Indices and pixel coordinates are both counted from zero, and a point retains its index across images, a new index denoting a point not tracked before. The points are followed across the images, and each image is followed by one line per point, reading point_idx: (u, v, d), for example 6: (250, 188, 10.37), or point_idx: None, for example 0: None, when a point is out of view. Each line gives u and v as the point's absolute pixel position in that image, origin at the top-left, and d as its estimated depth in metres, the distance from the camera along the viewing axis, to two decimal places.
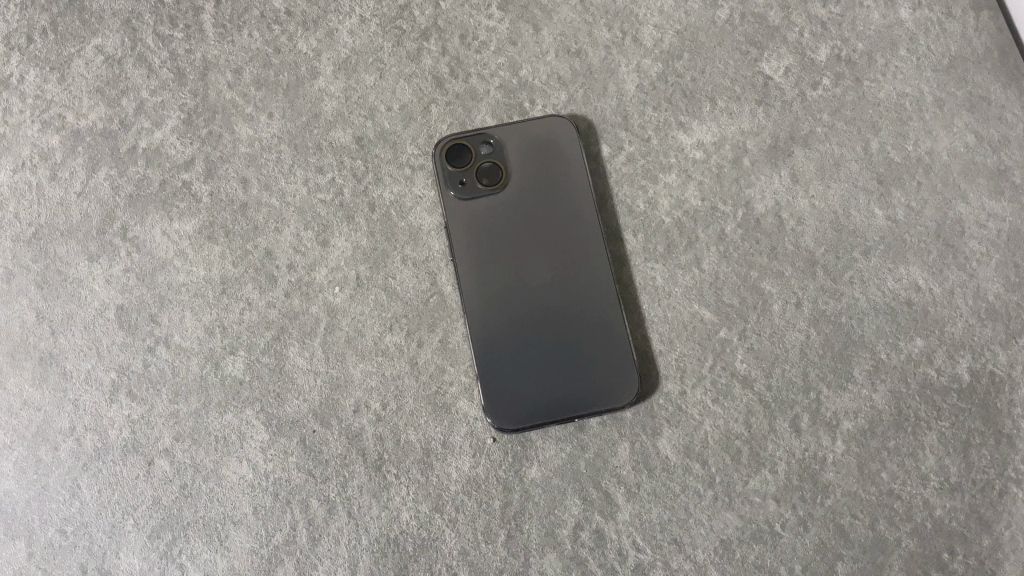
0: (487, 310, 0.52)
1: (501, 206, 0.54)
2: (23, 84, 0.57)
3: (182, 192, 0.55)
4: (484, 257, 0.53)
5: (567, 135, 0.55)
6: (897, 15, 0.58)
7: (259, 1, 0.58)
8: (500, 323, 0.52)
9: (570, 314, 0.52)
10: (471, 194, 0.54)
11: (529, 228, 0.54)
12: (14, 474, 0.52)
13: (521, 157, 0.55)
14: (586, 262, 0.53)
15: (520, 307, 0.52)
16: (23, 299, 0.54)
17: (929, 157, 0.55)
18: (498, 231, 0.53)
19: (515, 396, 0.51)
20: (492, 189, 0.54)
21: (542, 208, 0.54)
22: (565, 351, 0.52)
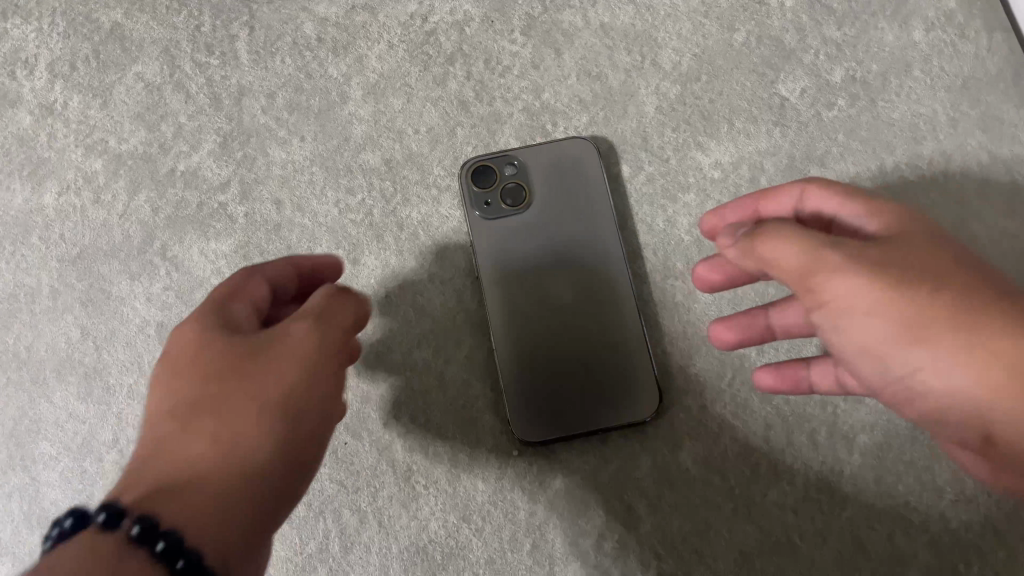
0: (512, 325, 0.54)
1: (525, 225, 0.56)
2: (68, 110, 0.60)
3: (219, 213, 0.57)
4: (508, 274, 0.55)
5: (588, 156, 0.57)
6: (910, 36, 0.59)
7: (292, 28, 0.61)
8: (525, 337, 0.54)
9: (592, 330, 0.54)
10: (496, 214, 0.56)
11: (552, 247, 0.56)
12: (59, 485, 0.54)
13: (544, 177, 0.57)
14: (607, 280, 0.55)
15: (544, 322, 0.54)
16: (68, 316, 0.56)
17: (943, 177, 0.57)
18: (522, 250, 0.56)
19: (539, 409, 0.53)
20: (517, 209, 0.56)
21: (564, 226, 0.56)
22: (585, 366, 0.54)
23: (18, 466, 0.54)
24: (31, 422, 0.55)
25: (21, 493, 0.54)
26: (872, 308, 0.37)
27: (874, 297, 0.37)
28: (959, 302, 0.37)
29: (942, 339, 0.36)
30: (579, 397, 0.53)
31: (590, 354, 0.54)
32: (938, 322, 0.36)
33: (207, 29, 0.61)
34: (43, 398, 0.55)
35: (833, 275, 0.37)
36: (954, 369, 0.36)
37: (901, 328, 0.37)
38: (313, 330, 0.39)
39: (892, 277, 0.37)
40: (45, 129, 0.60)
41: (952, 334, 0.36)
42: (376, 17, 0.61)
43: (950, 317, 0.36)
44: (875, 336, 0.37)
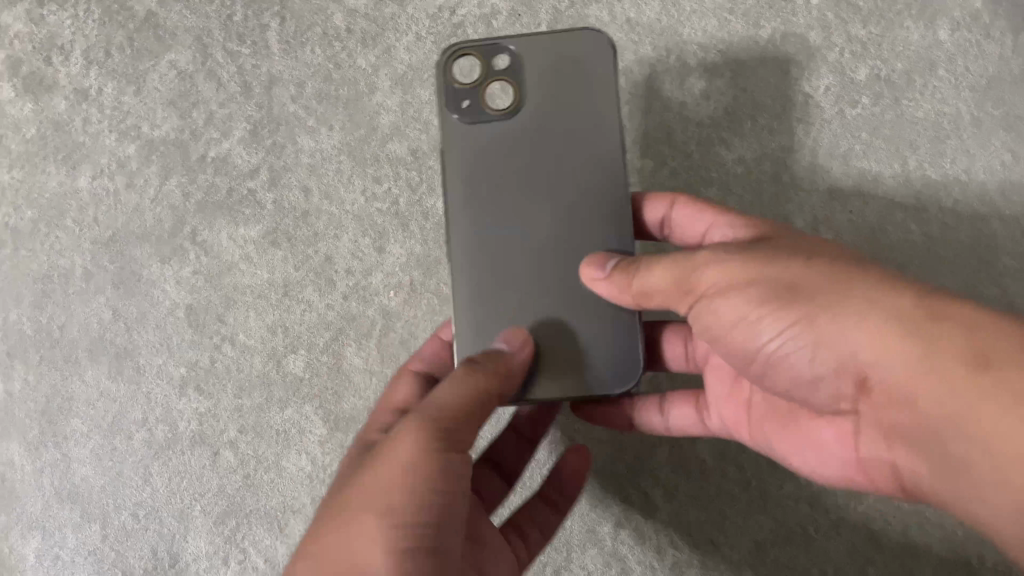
0: (481, 239, 0.46)
1: (515, 132, 0.47)
2: (102, 96, 0.61)
3: (248, 199, 0.59)
4: (482, 185, 0.47)
5: (603, 60, 0.47)
6: (935, 36, 0.59)
7: (322, 19, 0.62)
8: (486, 253, 0.46)
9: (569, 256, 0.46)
10: (479, 116, 0.47)
11: (531, 158, 0.47)
12: (90, 461, 0.55)
13: (539, 79, 0.47)
14: (590, 209, 0.46)
15: (514, 238, 0.46)
16: (100, 298, 0.57)
17: (965, 176, 0.57)
18: (511, 162, 0.46)
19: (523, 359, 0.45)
20: (508, 114, 0.47)
21: (558, 138, 0.46)
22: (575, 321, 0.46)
23: (50, 443, 0.55)
24: (63, 400, 0.56)
25: (53, 468, 0.55)
26: (777, 312, 0.38)
27: (779, 302, 0.38)
28: (874, 300, 0.36)
29: (856, 339, 0.36)
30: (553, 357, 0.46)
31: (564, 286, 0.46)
32: (849, 324, 0.36)
33: (239, 18, 0.62)
34: (75, 376, 0.56)
35: (735, 285, 0.39)
36: (872, 364, 0.36)
37: (810, 326, 0.37)
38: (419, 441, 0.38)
39: (800, 280, 0.38)
40: (80, 114, 0.61)
41: (861, 330, 0.36)
42: (405, 8, 0.62)
43: (860, 311, 0.36)
44: (780, 337, 0.38)
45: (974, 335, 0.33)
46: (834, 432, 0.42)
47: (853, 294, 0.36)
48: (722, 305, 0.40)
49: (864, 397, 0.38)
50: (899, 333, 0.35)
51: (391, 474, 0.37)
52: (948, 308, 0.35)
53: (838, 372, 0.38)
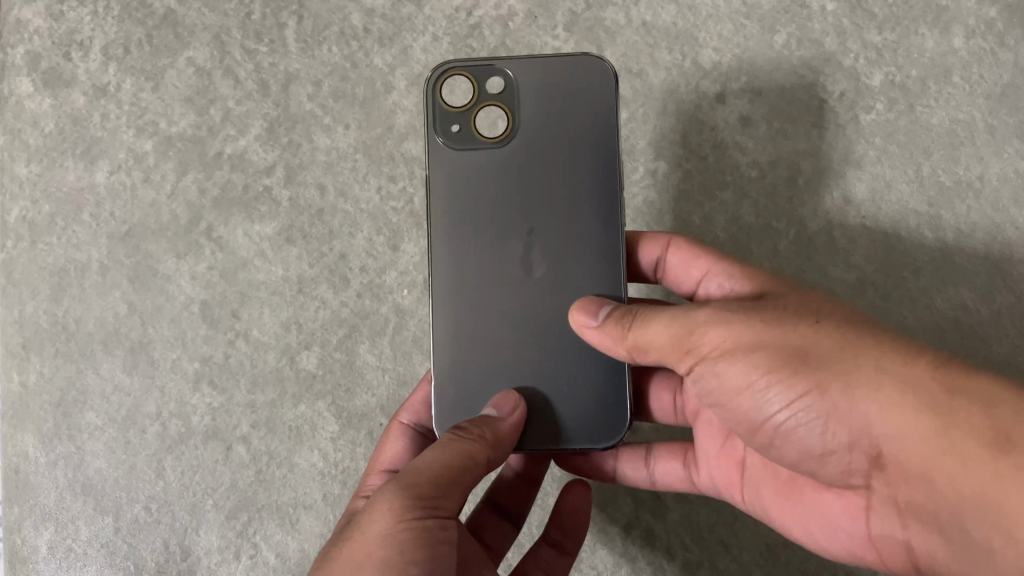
0: (457, 260, 0.46)
1: (501, 159, 0.46)
2: (121, 92, 0.62)
3: (264, 196, 0.59)
4: (458, 213, 0.46)
5: (601, 90, 0.46)
6: (950, 43, 0.59)
7: (339, 18, 0.62)
8: (462, 275, 0.46)
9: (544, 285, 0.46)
10: (466, 143, 0.46)
11: (514, 184, 0.46)
12: (104, 454, 0.55)
13: (529, 109, 0.46)
14: (573, 244, 0.45)
15: (483, 266, 0.46)
16: (116, 292, 0.58)
17: (979, 183, 0.57)
18: (496, 191, 0.46)
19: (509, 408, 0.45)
20: (491, 144, 0.46)
21: (546, 172, 0.46)
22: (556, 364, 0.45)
23: (65, 435, 0.56)
24: (77, 393, 0.56)
25: (66, 461, 0.55)
26: (791, 377, 0.37)
27: (792, 367, 0.37)
28: (889, 371, 0.35)
29: (874, 411, 0.35)
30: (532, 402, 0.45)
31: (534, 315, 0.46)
32: (864, 394, 0.35)
33: (257, 17, 0.62)
34: (90, 369, 0.57)
35: (746, 348, 0.38)
36: (886, 438, 0.35)
37: (824, 394, 0.36)
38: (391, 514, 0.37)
39: (811, 346, 0.37)
40: (98, 110, 0.61)
41: (879, 400, 0.35)
42: (422, 9, 0.62)
43: (877, 383, 0.35)
44: (790, 404, 0.37)
45: (995, 417, 0.33)
46: (841, 504, 0.40)
47: (867, 363, 0.36)
48: (723, 364, 0.38)
49: (877, 470, 0.37)
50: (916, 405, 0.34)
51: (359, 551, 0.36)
52: (966, 377, 0.35)
53: (851, 446, 0.37)
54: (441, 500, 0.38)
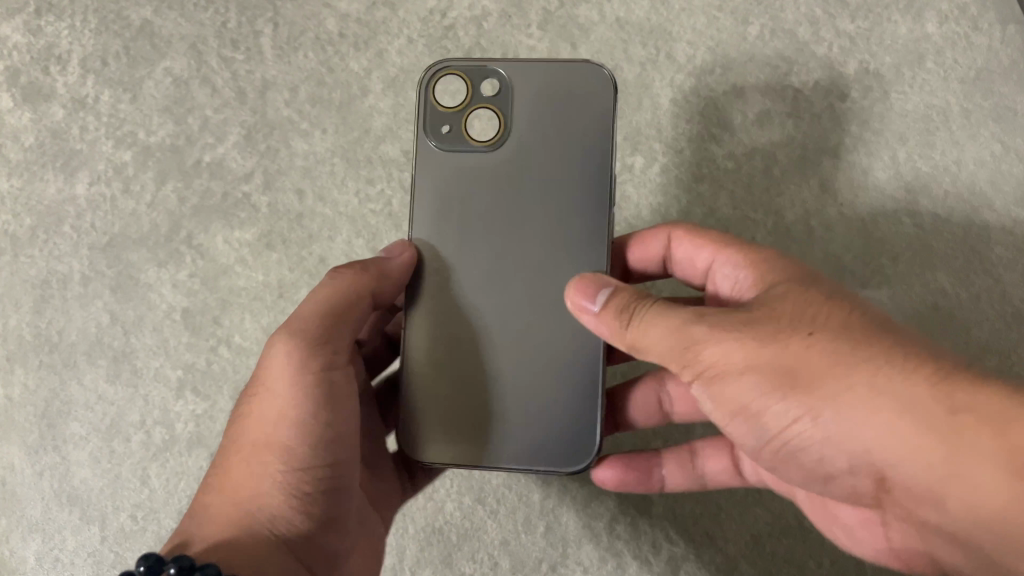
0: (528, 105, 0.45)
1: (490, 163, 0.45)
2: (99, 104, 0.62)
3: (242, 203, 0.59)
4: (558, 109, 0.45)
5: None
6: (924, 28, 0.59)
7: (314, 24, 0.62)
8: (552, 101, 0.45)
9: (544, 291, 0.44)
10: (457, 145, 0.45)
11: (468, 216, 0.44)
12: (89, 463, 0.55)
13: None
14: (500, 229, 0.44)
15: (532, 127, 0.45)
16: (98, 302, 0.58)
17: (956, 167, 0.57)
18: (557, 156, 0.44)
19: (438, 160, 0.45)
20: (487, 147, 0.45)
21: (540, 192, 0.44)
22: (453, 201, 0.45)
23: (50, 446, 0.56)
24: (62, 403, 0.57)
25: (52, 472, 0.56)
26: (654, 350, 0.38)
27: (667, 357, 0.38)
28: (924, 350, 0.34)
29: (837, 435, 0.34)
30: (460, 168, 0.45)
31: (569, 355, 0.44)
32: (766, 375, 0.35)
33: (233, 25, 0.62)
34: (74, 380, 0.57)
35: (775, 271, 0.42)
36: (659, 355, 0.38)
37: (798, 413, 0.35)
38: (288, 369, 0.40)
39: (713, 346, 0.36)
40: (77, 122, 0.62)
41: (856, 403, 0.33)
42: (397, 12, 0.62)
43: (797, 343, 0.35)
44: (903, 555, 0.40)
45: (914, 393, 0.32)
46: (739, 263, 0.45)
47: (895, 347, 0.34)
48: (600, 333, 0.41)
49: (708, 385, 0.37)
50: (877, 369, 0.33)
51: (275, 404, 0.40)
52: (924, 400, 0.32)
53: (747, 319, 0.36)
54: (334, 343, 0.42)
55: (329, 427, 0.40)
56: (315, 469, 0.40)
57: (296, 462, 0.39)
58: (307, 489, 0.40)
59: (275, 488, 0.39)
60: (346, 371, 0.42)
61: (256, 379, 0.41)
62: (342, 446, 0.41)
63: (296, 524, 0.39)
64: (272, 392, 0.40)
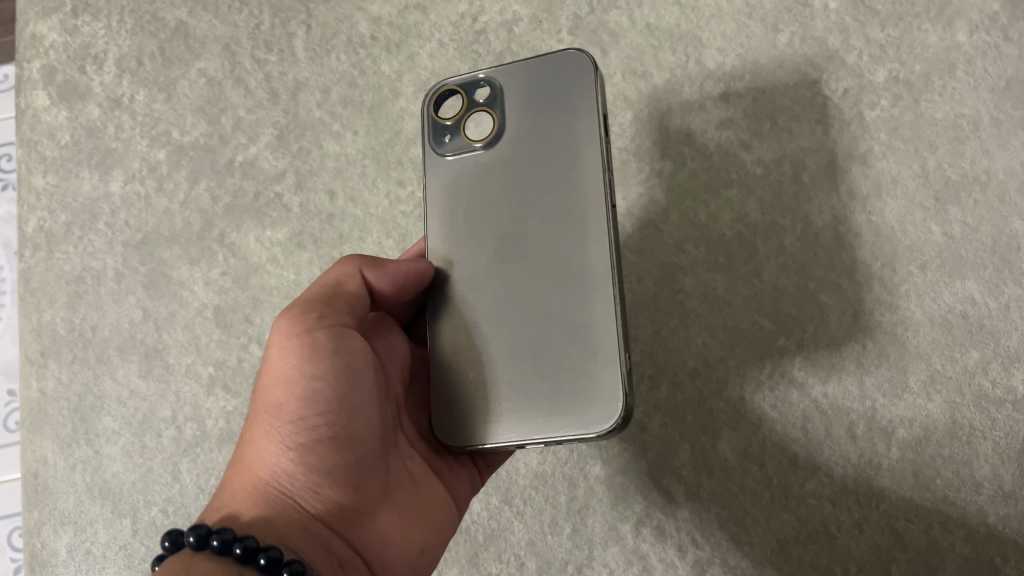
0: (518, 98, 0.44)
1: (490, 158, 0.44)
2: (134, 104, 0.63)
3: (274, 202, 0.60)
4: (550, 99, 0.44)
5: None
6: (954, 37, 0.59)
7: (347, 27, 0.63)
8: (544, 88, 0.44)
9: (551, 270, 0.41)
10: (458, 151, 0.45)
11: (475, 217, 0.44)
12: (121, 457, 0.56)
13: None
14: (508, 223, 0.43)
15: (526, 119, 0.44)
16: (131, 298, 0.59)
17: (986, 176, 0.56)
18: (553, 142, 0.43)
19: (446, 169, 0.45)
20: (483, 145, 0.44)
21: (539, 181, 0.43)
22: (460, 206, 0.44)
23: (83, 439, 0.57)
24: (95, 398, 0.57)
25: (84, 465, 0.56)
26: None
27: None
28: None
29: None
30: (465, 173, 0.45)
31: (586, 326, 0.40)
32: None
33: (266, 27, 0.63)
34: (107, 375, 0.58)
35: None
36: None
37: None
38: (283, 341, 0.40)
39: None
40: (112, 121, 0.63)
41: None
42: (428, 16, 0.63)
43: None
44: None
45: None
46: None
47: None
48: None
49: None
50: None
51: (277, 369, 0.39)
52: None
53: None
54: (331, 313, 0.41)
55: (326, 385, 0.39)
56: (319, 430, 0.38)
57: (300, 423, 0.38)
58: (322, 447, 0.38)
59: (285, 453, 0.38)
60: (348, 335, 0.41)
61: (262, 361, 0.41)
62: (349, 405, 0.39)
63: (309, 489, 0.38)
64: (271, 367, 0.40)
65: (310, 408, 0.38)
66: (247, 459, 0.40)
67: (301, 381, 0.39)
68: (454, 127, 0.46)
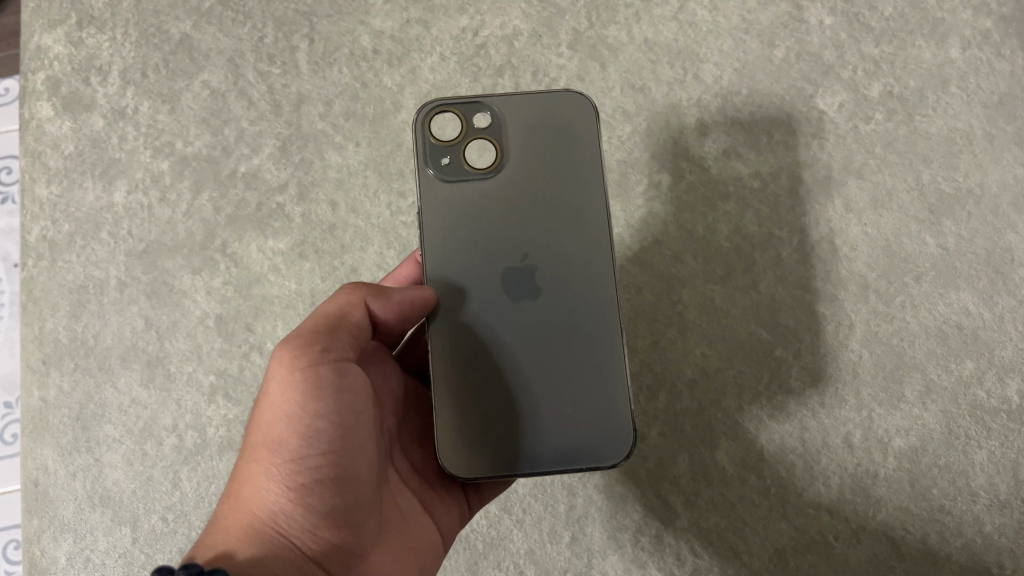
0: (521, 130, 0.45)
1: (493, 189, 0.44)
2: (138, 115, 0.64)
3: (276, 213, 0.60)
4: (557, 137, 0.44)
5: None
6: (947, 54, 0.60)
7: (349, 40, 0.64)
8: (549, 126, 0.45)
9: (560, 306, 0.43)
10: (457, 175, 0.44)
11: (479, 247, 0.44)
12: (122, 465, 0.56)
13: None
14: (515, 256, 0.43)
15: (532, 155, 0.44)
16: (133, 307, 0.59)
17: (979, 190, 0.57)
18: (561, 181, 0.44)
19: (444, 191, 0.44)
20: (487, 174, 0.44)
21: (548, 220, 0.44)
22: (462, 232, 0.44)
23: (83, 448, 0.57)
24: (96, 406, 0.58)
25: (85, 473, 0.56)
26: None
27: None
28: None
29: None
30: (467, 199, 0.44)
31: (596, 364, 0.42)
32: None
33: (270, 41, 0.64)
34: (108, 384, 0.58)
35: None
36: None
37: None
38: (285, 374, 0.38)
39: None
40: (117, 132, 0.63)
41: None
42: (429, 30, 0.64)
43: None
44: None
45: None
46: None
47: None
48: None
49: None
50: None
51: (277, 404, 0.38)
52: None
53: None
54: (334, 346, 0.39)
55: (331, 424, 0.38)
56: (319, 470, 0.37)
57: (300, 462, 0.37)
58: (321, 488, 0.37)
59: (282, 492, 0.37)
60: (351, 370, 0.39)
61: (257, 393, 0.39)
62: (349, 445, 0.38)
63: (306, 529, 0.37)
64: (269, 400, 0.38)
65: (312, 447, 0.37)
66: (240, 494, 0.38)
67: (303, 418, 0.37)
68: (453, 148, 0.44)
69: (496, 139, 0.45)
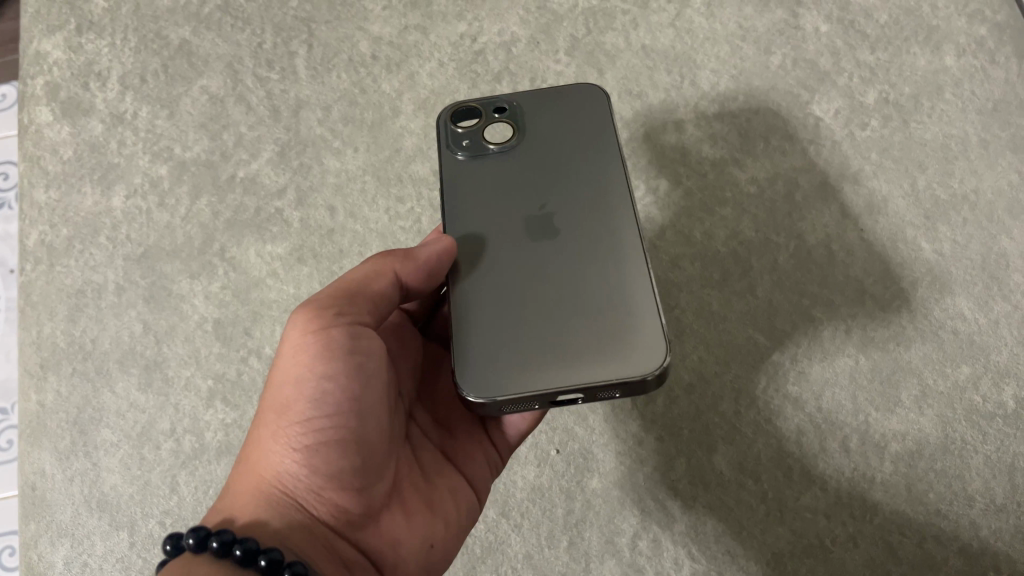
0: (535, 116, 0.49)
1: (510, 162, 0.47)
2: (137, 120, 0.64)
3: (275, 217, 0.60)
4: (569, 120, 0.48)
5: None
6: (942, 61, 0.61)
7: (348, 47, 0.64)
8: (561, 111, 0.49)
9: (580, 248, 0.43)
10: (478, 153, 0.48)
11: (500, 208, 0.46)
12: (119, 470, 0.56)
13: None
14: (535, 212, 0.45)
15: (546, 134, 0.48)
16: (132, 311, 0.59)
17: (974, 196, 0.57)
18: (575, 152, 0.47)
19: (466, 170, 0.47)
20: (505, 150, 0.47)
21: (566, 181, 0.46)
22: (483, 199, 0.46)
23: (81, 452, 0.57)
24: (94, 410, 0.58)
25: (82, 478, 0.56)
26: None
27: None
28: None
29: None
30: (487, 173, 0.47)
31: (620, 293, 0.41)
32: None
33: (269, 46, 0.65)
34: (106, 388, 0.58)
35: None
36: None
37: None
38: (298, 338, 0.39)
39: None
40: (115, 137, 0.64)
41: None
42: (428, 36, 0.64)
43: None
44: None
45: None
46: None
47: None
48: None
49: None
50: None
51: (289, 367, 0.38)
52: None
53: None
54: (348, 310, 0.40)
55: (338, 386, 0.38)
56: (326, 432, 0.37)
57: (307, 424, 0.37)
58: (328, 451, 0.37)
59: (290, 455, 0.38)
60: (365, 334, 0.40)
61: (276, 353, 0.40)
62: (359, 408, 0.38)
63: (313, 491, 0.38)
64: (282, 365, 0.39)
65: (319, 408, 0.37)
66: (253, 458, 0.39)
67: (312, 380, 0.38)
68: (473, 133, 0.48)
69: (513, 121, 0.48)
